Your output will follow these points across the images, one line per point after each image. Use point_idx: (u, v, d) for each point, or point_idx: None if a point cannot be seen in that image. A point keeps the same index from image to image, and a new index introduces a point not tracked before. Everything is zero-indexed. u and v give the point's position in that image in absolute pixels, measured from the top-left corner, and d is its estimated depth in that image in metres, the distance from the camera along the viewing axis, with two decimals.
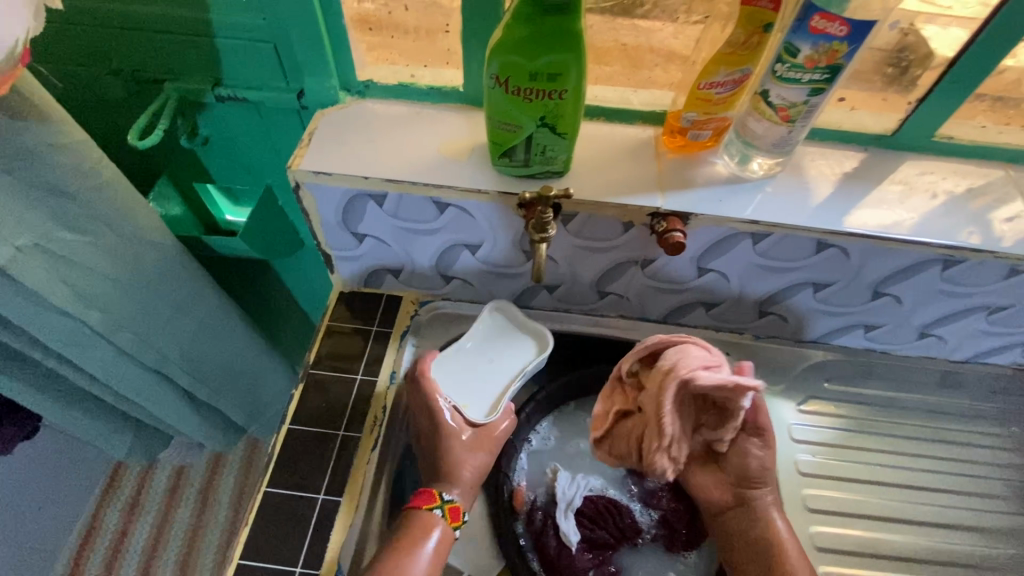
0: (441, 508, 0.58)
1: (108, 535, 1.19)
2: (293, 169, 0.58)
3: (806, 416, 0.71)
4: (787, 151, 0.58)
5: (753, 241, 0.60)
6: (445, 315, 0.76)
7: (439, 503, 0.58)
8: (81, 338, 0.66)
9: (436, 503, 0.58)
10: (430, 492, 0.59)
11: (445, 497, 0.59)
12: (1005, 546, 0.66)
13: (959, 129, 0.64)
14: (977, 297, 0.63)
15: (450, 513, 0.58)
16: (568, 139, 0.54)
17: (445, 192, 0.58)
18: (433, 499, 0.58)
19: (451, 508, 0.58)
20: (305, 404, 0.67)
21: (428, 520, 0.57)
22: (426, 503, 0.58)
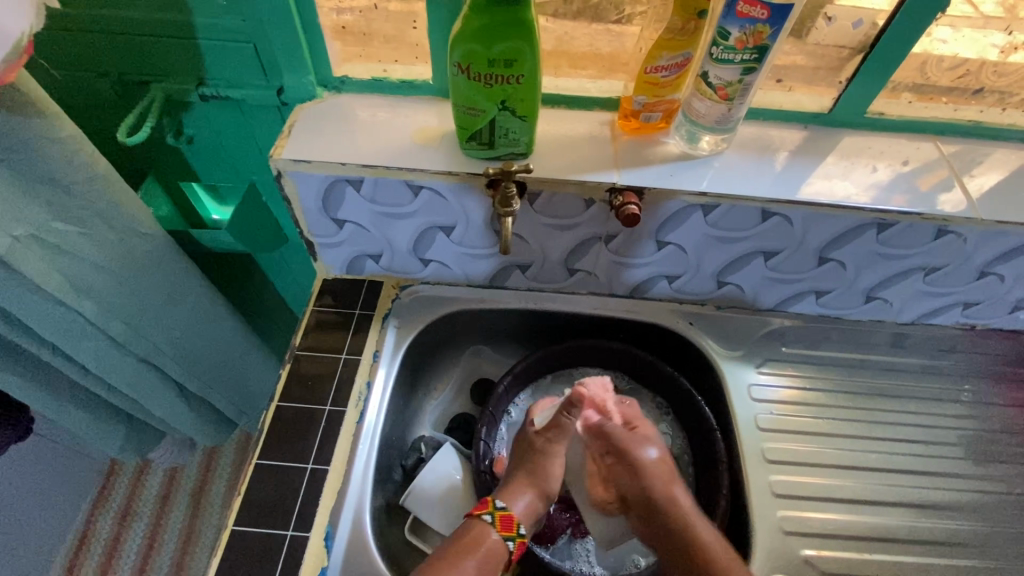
0: (514, 541, 0.60)
1: (102, 541, 1.22)
2: (275, 158, 0.62)
3: (765, 378, 0.77)
4: (730, 128, 0.63)
5: (705, 213, 0.65)
6: (425, 298, 0.80)
7: (513, 536, 0.60)
8: (75, 327, 0.69)
9: (511, 534, 0.60)
10: (513, 520, 0.61)
11: (520, 531, 0.61)
12: (958, 488, 0.70)
13: (888, 106, 0.71)
14: (913, 259, 0.69)
15: (518, 546, 0.60)
16: (528, 122, 0.58)
17: (419, 175, 0.63)
18: (511, 529, 0.61)
19: (520, 543, 0.61)
20: (293, 383, 0.71)
21: (498, 547, 0.59)
22: (505, 528, 0.60)
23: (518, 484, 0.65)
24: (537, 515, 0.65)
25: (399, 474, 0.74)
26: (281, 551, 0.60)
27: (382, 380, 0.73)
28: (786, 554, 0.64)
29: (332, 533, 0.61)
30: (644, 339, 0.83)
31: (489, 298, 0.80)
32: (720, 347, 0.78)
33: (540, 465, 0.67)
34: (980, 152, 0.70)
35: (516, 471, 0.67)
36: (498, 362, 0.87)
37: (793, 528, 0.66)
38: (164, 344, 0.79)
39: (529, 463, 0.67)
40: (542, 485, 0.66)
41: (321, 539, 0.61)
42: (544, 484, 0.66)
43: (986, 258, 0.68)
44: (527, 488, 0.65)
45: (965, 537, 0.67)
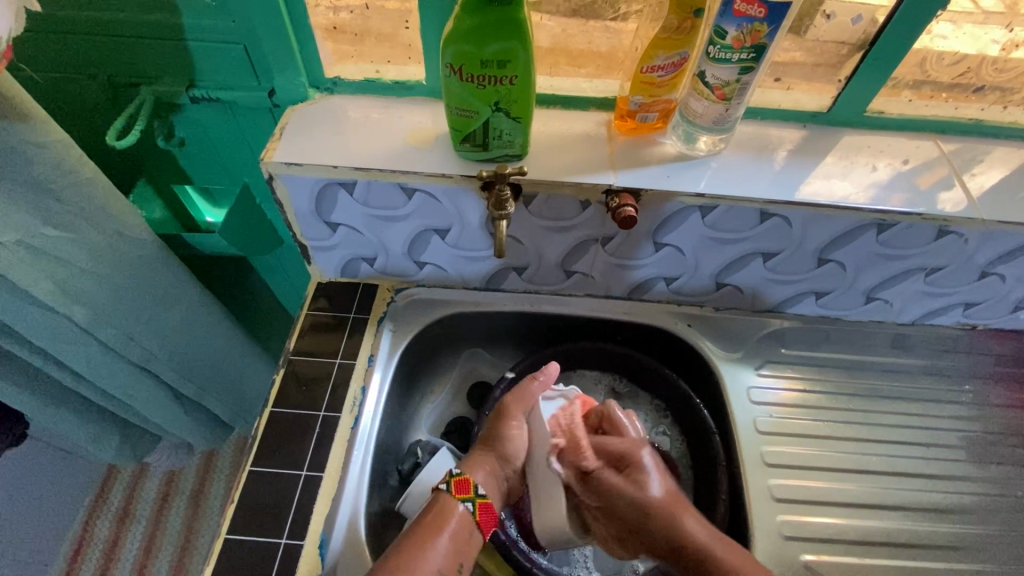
0: (472, 501, 0.59)
1: (100, 544, 1.21)
2: (266, 161, 0.61)
3: (764, 380, 0.76)
4: (728, 128, 0.62)
5: (702, 214, 0.64)
6: (420, 301, 0.79)
7: (472, 497, 0.60)
8: (65, 332, 0.68)
9: (469, 496, 0.59)
10: (468, 482, 0.60)
11: (478, 492, 0.60)
12: (959, 491, 0.70)
13: (888, 105, 0.70)
14: (913, 259, 0.68)
15: (480, 509, 0.59)
16: (523, 123, 0.58)
17: (412, 178, 0.62)
18: (468, 490, 0.60)
19: (481, 503, 0.60)
20: (287, 388, 0.70)
21: (458, 512, 0.58)
22: (460, 492, 0.59)
23: (479, 455, 0.64)
24: (499, 482, 0.64)
25: (395, 479, 0.73)
26: (275, 559, 0.59)
27: (377, 384, 0.72)
28: (786, 559, 0.64)
29: (327, 541, 0.60)
30: (641, 341, 0.82)
31: (485, 300, 0.79)
32: (718, 349, 0.77)
33: (499, 430, 0.65)
34: (980, 150, 0.69)
35: (477, 443, 0.66)
36: (495, 365, 0.87)
37: (793, 532, 0.65)
38: (157, 348, 0.78)
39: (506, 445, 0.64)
40: (501, 452, 0.64)
41: (315, 546, 0.60)
42: (504, 449, 0.64)
43: (987, 257, 0.68)
44: (488, 458, 0.64)
45: (967, 541, 0.67)
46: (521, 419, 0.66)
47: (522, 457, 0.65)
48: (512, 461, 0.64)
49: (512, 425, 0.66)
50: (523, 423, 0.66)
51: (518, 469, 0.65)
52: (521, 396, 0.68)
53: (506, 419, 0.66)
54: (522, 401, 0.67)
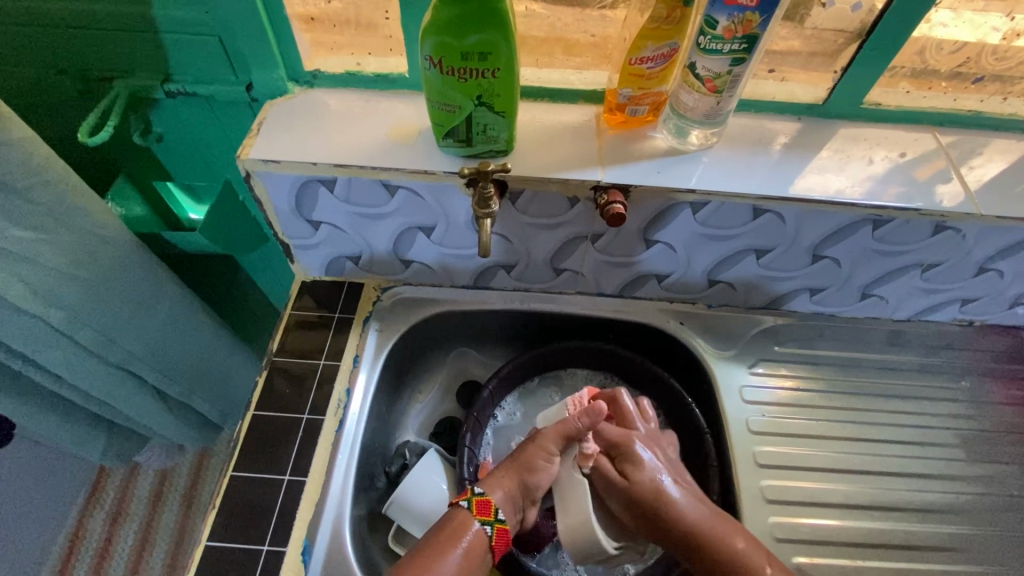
0: (490, 525, 0.57)
1: (94, 544, 1.20)
2: (243, 158, 0.59)
3: (757, 378, 0.75)
4: (720, 121, 0.61)
5: (693, 210, 0.62)
6: (407, 300, 0.77)
7: (491, 520, 0.58)
8: (41, 336, 0.66)
9: (487, 519, 0.57)
10: (489, 504, 0.58)
11: (498, 516, 0.58)
12: (953, 490, 0.69)
13: (884, 96, 0.68)
14: (909, 255, 0.67)
15: (497, 534, 0.57)
16: (506, 117, 0.56)
17: (394, 175, 0.60)
18: (487, 512, 0.58)
19: (499, 528, 0.58)
20: (269, 390, 0.69)
21: (475, 532, 0.57)
22: (480, 513, 0.58)
23: (501, 477, 0.61)
24: (518, 507, 0.61)
25: (383, 481, 0.72)
26: (257, 566, 0.58)
27: (363, 385, 0.71)
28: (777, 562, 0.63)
29: (310, 547, 0.59)
30: (633, 339, 0.81)
31: (474, 299, 0.78)
32: (710, 347, 0.76)
33: (529, 456, 0.62)
34: (979, 142, 0.67)
35: (504, 464, 0.63)
36: (485, 364, 0.85)
37: (786, 534, 0.64)
38: (139, 350, 0.76)
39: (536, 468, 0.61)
40: (526, 479, 0.61)
41: (298, 552, 0.59)
42: (530, 477, 0.61)
43: (985, 253, 0.66)
44: (511, 485, 0.61)
45: (963, 541, 0.66)
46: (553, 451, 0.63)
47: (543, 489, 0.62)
48: (535, 491, 0.61)
49: (545, 454, 0.62)
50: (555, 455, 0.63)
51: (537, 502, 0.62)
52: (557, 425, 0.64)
53: (539, 448, 0.62)
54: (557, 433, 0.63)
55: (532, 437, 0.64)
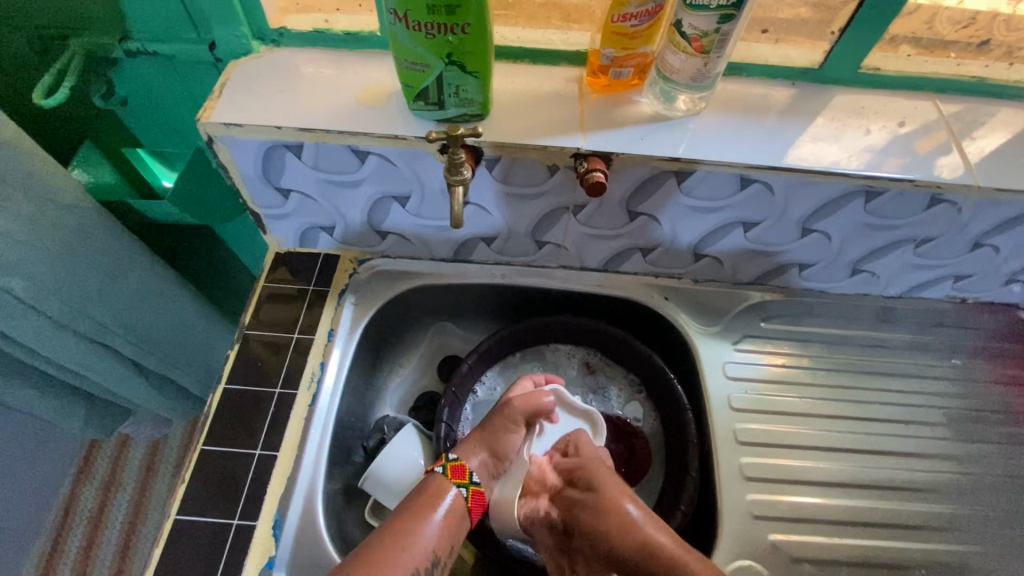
0: (466, 488, 0.59)
1: (87, 513, 1.21)
2: (203, 121, 0.56)
3: (741, 354, 0.73)
4: (708, 85, 0.57)
5: (679, 180, 0.59)
6: (385, 273, 0.75)
7: (466, 483, 0.59)
8: (4, 308, 0.64)
9: (462, 481, 0.59)
10: (464, 469, 0.60)
11: (474, 479, 0.60)
12: (935, 469, 0.68)
13: (884, 61, 0.64)
14: (903, 229, 0.64)
15: (473, 495, 0.59)
16: (479, 78, 0.52)
17: (363, 139, 0.57)
18: (463, 475, 0.60)
19: (474, 489, 0.59)
20: (241, 363, 0.67)
21: (453, 497, 0.58)
22: (454, 476, 0.59)
23: (473, 445, 0.63)
24: (491, 473, 0.63)
25: (360, 455, 0.72)
26: (226, 540, 0.57)
27: (338, 360, 0.69)
28: (753, 540, 0.62)
29: (281, 521, 0.59)
30: (617, 315, 0.79)
31: (454, 272, 0.76)
32: (695, 323, 0.74)
33: (500, 430, 0.64)
34: (983, 112, 0.64)
35: (478, 432, 0.64)
36: (466, 339, 0.84)
37: (763, 511, 0.64)
38: (111, 322, 0.75)
39: (507, 435, 0.63)
40: (498, 449, 0.63)
41: (268, 527, 0.58)
42: (502, 447, 0.63)
43: (981, 227, 0.64)
44: (484, 452, 0.63)
45: (945, 520, 0.65)
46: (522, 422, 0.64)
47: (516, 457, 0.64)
48: (507, 461, 0.63)
49: (514, 427, 0.64)
50: (523, 427, 0.65)
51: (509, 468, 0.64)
52: (528, 401, 0.65)
53: (508, 419, 0.64)
54: (528, 406, 0.65)
55: (502, 410, 0.65)
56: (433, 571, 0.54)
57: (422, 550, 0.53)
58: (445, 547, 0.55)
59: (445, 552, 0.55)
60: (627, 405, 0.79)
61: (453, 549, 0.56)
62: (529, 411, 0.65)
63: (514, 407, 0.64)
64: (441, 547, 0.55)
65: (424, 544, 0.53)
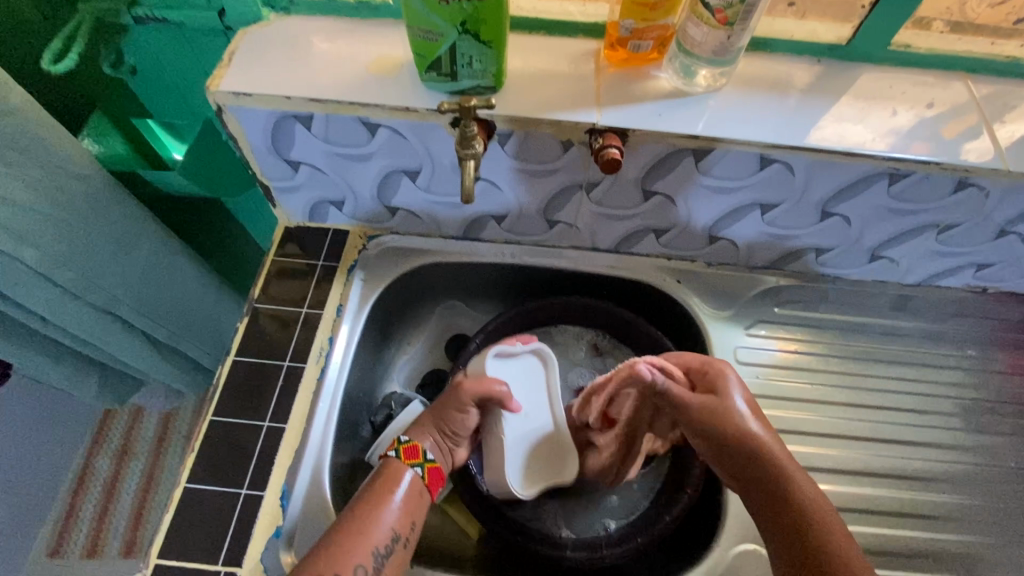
0: (421, 467, 0.58)
1: (101, 481, 1.23)
2: (212, 90, 0.55)
3: (753, 340, 0.72)
4: (730, 60, 0.55)
5: (696, 158, 0.58)
6: (394, 250, 0.75)
7: (421, 462, 0.58)
8: (17, 276, 0.65)
9: (418, 461, 0.58)
10: (417, 449, 0.58)
11: (428, 457, 0.58)
12: (947, 459, 0.67)
13: (914, 38, 0.62)
14: (925, 215, 0.62)
15: (429, 473, 0.58)
16: (494, 48, 0.51)
17: (374, 111, 0.55)
18: (417, 455, 0.58)
19: (430, 467, 0.58)
20: (250, 336, 0.67)
21: (407, 478, 0.56)
22: (409, 458, 0.57)
23: (424, 425, 0.62)
24: (447, 449, 0.62)
25: (368, 430, 0.72)
26: (235, 510, 0.58)
27: (346, 336, 0.69)
28: None
29: (288, 493, 0.59)
30: (627, 297, 0.78)
31: (463, 249, 0.75)
32: (707, 307, 0.73)
33: (448, 411, 0.62)
34: (1017, 94, 0.61)
35: (430, 411, 0.62)
36: (474, 318, 0.84)
37: None
38: (121, 293, 0.75)
39: (458, 417, 0.61)
40: (448, 429, 0.61)
41: (276, 498, 0.59)
42: (452, 428, 0.61)
43: (1007, 215, 0.62)
44: (436, 433, 0.61)
45: (954, 510, 0.65)
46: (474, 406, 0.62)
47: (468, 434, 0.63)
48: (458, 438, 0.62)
49: (464, 409, 0.62)
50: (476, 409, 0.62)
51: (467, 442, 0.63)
52: (480, 384, 0.62)
53: (461, 403, 0.61)
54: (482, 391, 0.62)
55: (453, 392, 0.62)
56: (395, 549, 0.52)
57: (381, 528, 0.52)
58: (405, 524, 0.54)
59: (406, 528, 0.54)
60: None
61: (415, 526, 0.55)
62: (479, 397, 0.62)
63: (463, 391, 0.61)
64: (402, 525, 0.54)
65: (382, 522, 0.52)
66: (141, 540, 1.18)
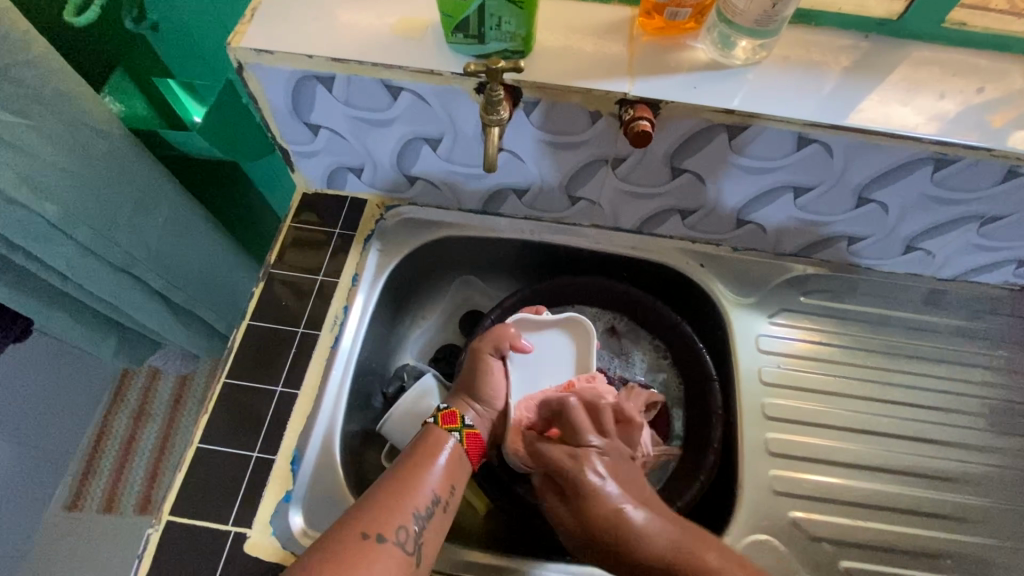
0: (459, 432, 0.56)
1: (118, 439, 1.26)
2: (234, 47, 0.54)
3: (777, 328, 0.70)
4: (773, 30, 0.52)
5: (730, 135, 0.55)
6: (411, 222, 0.73)
7: (459, 427, 0.57)
8: (38, 231, 0.64)
9: (455, 426, 0.57)
10: (455, 414, 0.57)
11: (466, 422, 0.57)
12: (970, 460, 0.65)
13: (971, 16, 0.58)
14: (968, 205, 0.59)
15: (468, 438, 0.57)
16: (523, 9, 0.48)
17: (397, 74, 0.54)
18: (454, 420, 0.57)
19: (468, 433, 0.57)
20: (265, 302, 0.67)
21: (449, 441, 0.56)
22: (447, 423, 0.57)
23: (457, 397, 0.62)
24: (488, 416, 0.61)
25: (380, 401, 0.72)
26: (246, 471, 0.58)
27: (361, 306, 0.68)
28: (772, 514, 0.61)
29: (299, 457, 0.59)
30: (648, 280, 0.76)
31: (481, 224, 0.74)
32: (730, 292, 0.71)
33: (476, 371, 0.62)
34: None
35: (458, 385, 0.63)
36: (490, 294, 0.83)
37: (785, 488, 0.62)
38: (139, 252, 0.75)
39: (484, 376, 0.62)
40: (481, 392, 0.61)
41: (287, 462, 0.59)
42: (485, 389, 0.61)
43: None
44: (469, 400, 0.61)
45: (975, 512, 0.63)
46: (492, 358, 0.63)
47: (504, 395, 0.62)
48: (496, 401, 0.61)
49: (487, 367, 0.62)
50: (499, 362, 0.64)
51: (505, 407, 0.62)
52: (491, 336, 0.64)
53: (478, 359, 0.63)
54: (492, 340, 0.63)
55: (471, 352, 0.64)
56: (436, 511, 0.51)
57: (424, 491, 0.51)
58: (446, 489, 0.53)
59: (446, 492, 0.53)
60: (650, 373, 0.77)
61: (455, 491, 0.54)
62: (498, 348, 0.64)
63: (479, 344, 0.64)
64: (443, 488, 0.53)
65: (426, 485, 0.52)
66: (155, 497, 1.21)
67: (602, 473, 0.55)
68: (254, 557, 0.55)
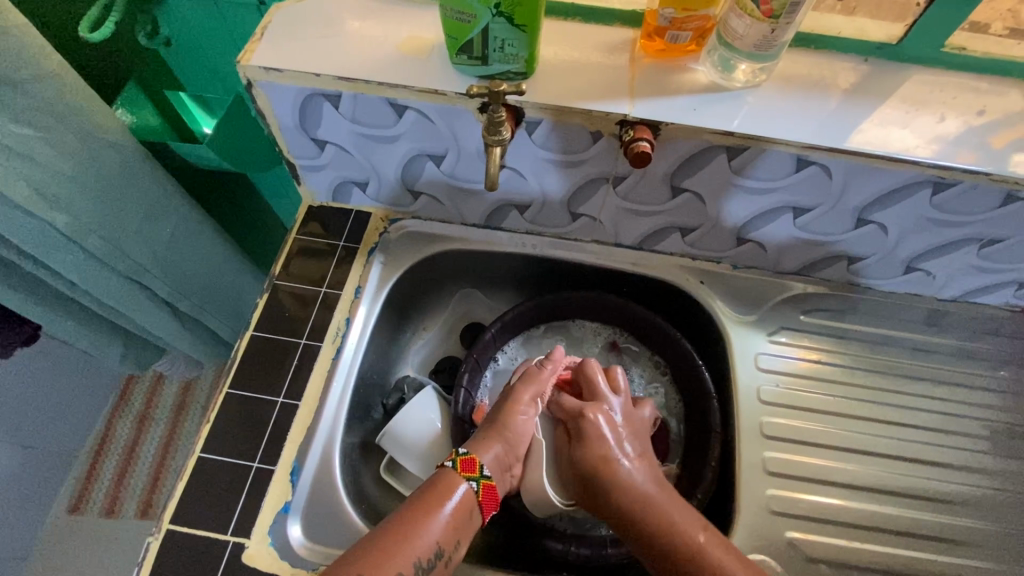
0: (476, 481, 0.55)
1: (122, 443, 1.27)
2: (244, 65, 0.55)
3: (777, 347, 0.70)
4: (772, 54, 0.52)
5: (729, 156, 0.56)
6: (414, 234, 0.74)
7: (476, 476, 0.56)
8: (49, 240, 0.66)
9: (473, 476, 0.55)
10: (474, 461, 0.56)
11: (484, 472, 0.56)
12: (970, 482, 0.64)
13: (971, 41, 0.58)
14: (968, 228, 0.60)
15: (484, 489, 0.56)
16: (527, 32, 0.49)
17: (402, 93, 0.55)
18: (473, 469, 0.56)
19: (485, 484, 0.56)
20: (269, 312, 0.68)
21: (462, 490, 0.54)
22: (464, 470, 0.55)
23: (482, 441, 0.59)
24: (504, 466, 0.60)
25: (380, 412, 0.72)
26: (247, 481, 0.59)
27: (363, 318, 0.69)
28: (769, 533, 0.61)
29: (299, 468, 0.60)
30: (647, 295, 0.77)
31: (483, 238, 0.74)
32: (730, 310, 0.71)
33: (510, 417, 0.61)
34: None
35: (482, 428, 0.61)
36: (492, 307, 0.83)
37: (782, 507, 0.62)
38: (147, 262, 0.76)
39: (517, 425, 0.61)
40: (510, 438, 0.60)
41: (287, 472, 0.59)
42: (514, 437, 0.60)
43: None
44: (494, 444, 0.59)
45: (973, 535, 0.62)
46: (530, 403, 0.62)
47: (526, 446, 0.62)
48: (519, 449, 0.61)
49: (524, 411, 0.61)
50: (535, 408, 0.63)
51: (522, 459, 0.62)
52: (530, 381, 0.63)
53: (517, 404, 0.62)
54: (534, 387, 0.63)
55: (508, 393, 0.63)
56: (437, 565, 0.50)
57: (427, 540, 0.50)
58: (451, 541, 0.52)
59: (450, 545, 0.52)
60: (649, 387, 0.77)
61: (460, 543, 0.53)
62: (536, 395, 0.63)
63: (518, 389, 0.63)
64: (447, 540, 0.51)
65: (430, 535, 0.50)
66: (156, 501, 1.22)
67: (607, 425, 0.59)
68: (252, 567, 0.55)
